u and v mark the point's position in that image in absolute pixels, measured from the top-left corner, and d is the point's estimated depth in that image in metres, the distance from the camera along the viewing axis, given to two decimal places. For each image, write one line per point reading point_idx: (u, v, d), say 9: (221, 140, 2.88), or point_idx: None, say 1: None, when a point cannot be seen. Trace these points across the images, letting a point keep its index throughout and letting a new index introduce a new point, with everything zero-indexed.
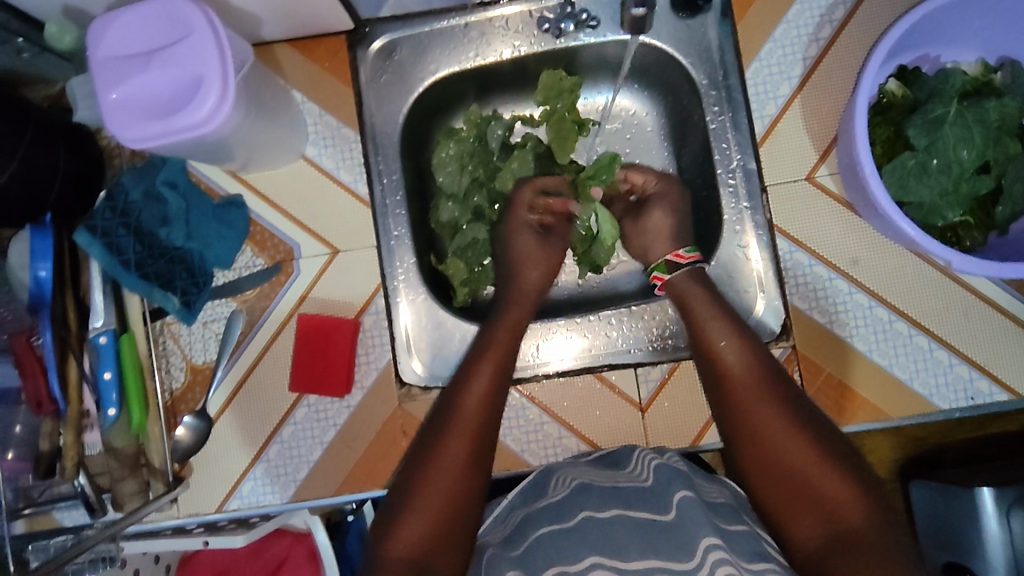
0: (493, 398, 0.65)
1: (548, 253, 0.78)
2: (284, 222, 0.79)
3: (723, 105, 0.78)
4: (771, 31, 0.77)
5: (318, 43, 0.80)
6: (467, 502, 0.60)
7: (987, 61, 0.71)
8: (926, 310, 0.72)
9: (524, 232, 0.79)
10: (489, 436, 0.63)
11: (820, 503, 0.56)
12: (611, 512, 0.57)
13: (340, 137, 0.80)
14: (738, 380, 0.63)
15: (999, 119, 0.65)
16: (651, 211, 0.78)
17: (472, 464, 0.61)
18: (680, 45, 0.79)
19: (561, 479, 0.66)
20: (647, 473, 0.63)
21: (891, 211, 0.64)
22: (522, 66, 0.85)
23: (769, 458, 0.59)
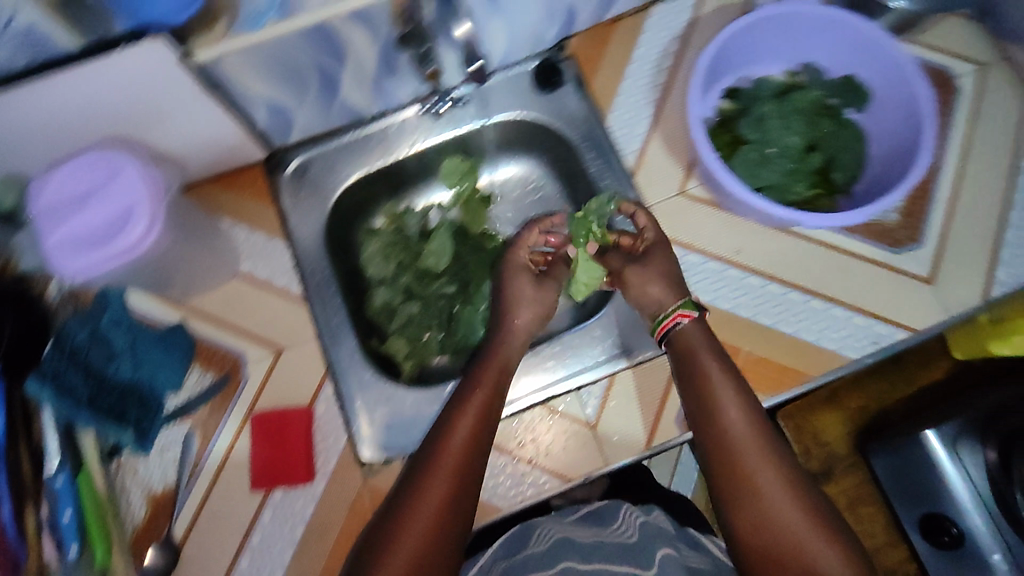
0: (478, 436, 0.69)
1: (543, 297, 0.83)
2: (227, 335, 0.84)
3: (595, 152, 0.90)
4: (619, 87, 0.92)
5: (239, 172, 0.90)
6: (442, 541, 0.64)
7: (791, 70, 0.86)
8: (811, 276, 0.82)
9: (523, 273, 0.84)
10: (472, 475, 0.67)
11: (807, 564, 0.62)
12: (596, 565, 0.66)
13: (269, 250, 0.87)
14: (738, 439, 0.68)
15: (806, 109, 0.80)
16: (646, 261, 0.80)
17: (451, 499, 0.65)
18: (548, 113, 0.93)
19: (544, 530, 0.75)
20: (632, 530, 0.73)
21: (750, 198, 0.74)
22: (425, 159, 0.97)
23: (765, 517, 0.64)
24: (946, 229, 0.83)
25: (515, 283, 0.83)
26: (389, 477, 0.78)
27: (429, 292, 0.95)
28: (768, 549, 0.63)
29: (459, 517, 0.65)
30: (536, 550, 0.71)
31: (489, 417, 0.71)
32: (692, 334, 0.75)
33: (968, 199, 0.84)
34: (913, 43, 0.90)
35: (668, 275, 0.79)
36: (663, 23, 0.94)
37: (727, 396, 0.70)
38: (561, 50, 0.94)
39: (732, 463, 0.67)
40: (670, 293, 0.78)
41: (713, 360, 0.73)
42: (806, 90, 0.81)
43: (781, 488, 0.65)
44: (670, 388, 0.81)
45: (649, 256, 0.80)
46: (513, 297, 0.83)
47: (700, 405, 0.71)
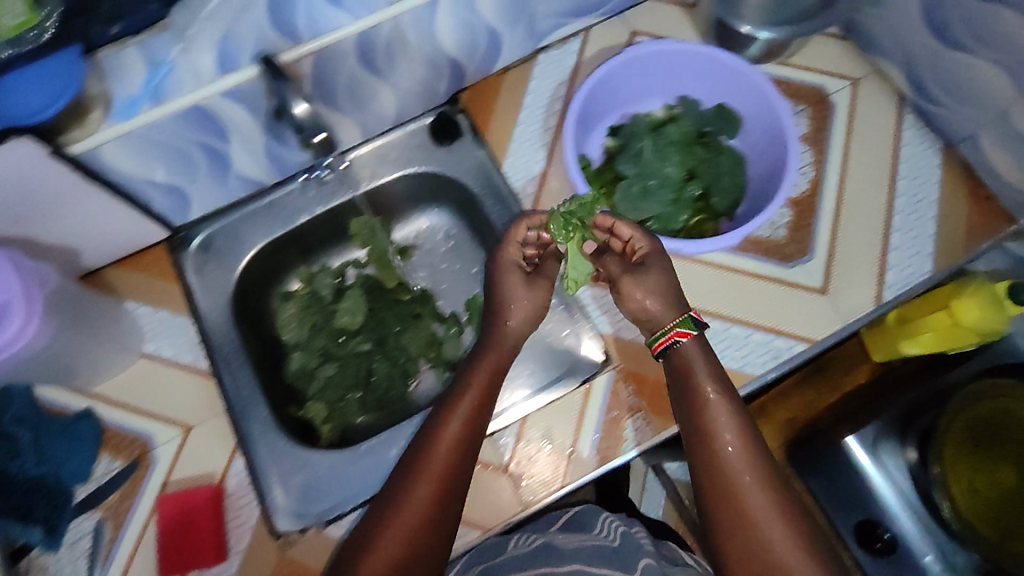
0: (463, 447, 0.69)
1: (533, 296, 0.81)
2: (136, 419, 0.83)
3: (494, 200, 0.93)
4: (512, 134, 0.95)
5: (142, 254, 0.91)
6: (420, 553, 0.64)
7: (670, 104, 0.89)
8: (710, 298, 0.83)
9: (513, 274, 0.81)
10: (454, 488, 0.67)
11: None
12: (574, 567, 0.66)
13: (175, 328, 0.87)
14: (731, 458, 0.66)
15: (680, 140, 0.83)
16: (647, 277, 0.77)
17: (431, 511, 0.65)
18: (447, 166, 0.95)
19: (524, 538, 0.75)
20: (614, 535, 0.73)
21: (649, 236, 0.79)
22: (334, 221, 0.98)
23: (753, 541, 0.62)
24: (833, 240, 0.85)
25: (505, 282, 0.81)
26: (306, 548, 0.78)
27: (347, 352, 0.94)
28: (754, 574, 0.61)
29: (436, 533, 0.65)
30: (514, 554, 0.71)
31: (474, 431, 0.71)
32: (691, 350, 0.73)
33: (852, 209, 0.86)
34: (786, 65, 0.94)
35: (667, 291, 0.76)
36: (549, 70, 0.97)
37: (721, 413, 0.69)
38: (455, 103, 0.96)
39: (725, 483, 0.65)
40: (670, 307, 0.76)
41: (710, 377, 0.71)
42: (679, 124, 0.84)
43: (773, 513, 0.63)
44: (582, 421, 0.81)
45: (649, 269, 0.76)
46: (505, 297, 0.80)
47: (695, 422, 0.70)
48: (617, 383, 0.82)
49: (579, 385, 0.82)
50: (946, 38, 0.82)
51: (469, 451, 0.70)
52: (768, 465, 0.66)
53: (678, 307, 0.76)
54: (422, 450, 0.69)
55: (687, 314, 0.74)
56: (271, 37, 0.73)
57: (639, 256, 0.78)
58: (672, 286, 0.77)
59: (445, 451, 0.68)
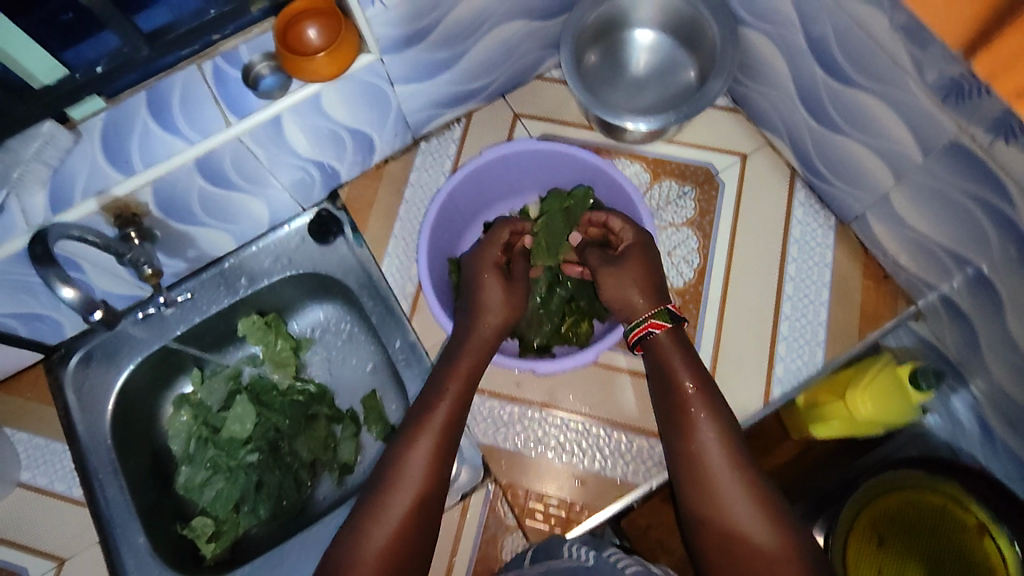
0: (443, 447, 0.68)
1: (510, 300, 0.76)
2: (10, 552, 0.82)
3: (376, 300, 0.90)
4: (391, 230, 0.93)
5: (22, 374, 0.90)
6: (407, 555, 0.62)
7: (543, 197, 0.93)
8: (589, 403, 0.81)
9: (492, 275, 0.77)
10: (438, 486, 0.66)
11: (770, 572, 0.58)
12: None
13: (50, 453, 0.86)
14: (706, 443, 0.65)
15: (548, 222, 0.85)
16: (627, 262, 0.75)
17: (417, 511, 0.64)
18: (328, 264, 0.92)
19: None
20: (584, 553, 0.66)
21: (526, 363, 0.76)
22: (221, 325, 0.96)
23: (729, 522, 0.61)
24: (719, 331, 0.81)
25: (483, 281, 0.76)
26: None
27: (237, 462, 0.92)
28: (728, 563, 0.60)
29: (413, 540, 0.63)
30: None
31: (452, 431, 0.69)
32: (667, 341, 0.72)
33: (737, 297, 0.83)
34: (672, 143, 0.90)
35: (644, 278, 0.74)
36: (430, 159, 0.96)
37: (697, 405, 0.67)
38: (334, 199, 0.96)
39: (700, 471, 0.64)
40: (646, 296, 0.73)
41: (686, 368, 0.70)
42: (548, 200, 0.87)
43: (747, 502, 0.61)
44: (458, 542, 0.77)
45: (627, 257, 0.75)
46: (483, 297, 0.76)
47: (672, 412, 0.69)
48: (496, 497, 0.79)
49: (456, 501, 0.78)
50: (820, 118, 0.78)
51: (447, 452, 0.68)
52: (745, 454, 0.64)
53: (655, 298, 0.74)
54: (401, 455, 0.67)
55: (664, 306, 0.72)
56: (104, 170, 0.72)
57: (626, 244, 0.77)
58: (651, 278, 0.75)
59: (426, 451, 0.67)
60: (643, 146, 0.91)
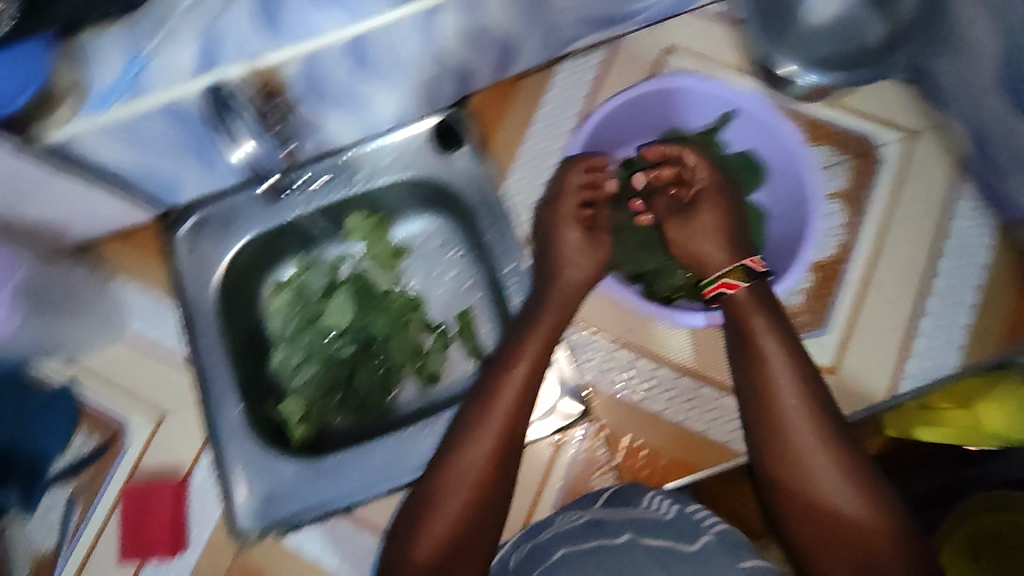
0: (518, 409, 0.69)
1: (594, 254, 0.77)
2: (112, 398, 0.85)
3: (492, 218, 0.87)
4: (521, 148, 0.91)
5: (137, 232, 0.91)
6: (486, 509, 0.65)
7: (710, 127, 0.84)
8: (702, 362, 0.81)
9: (571, 228, 0.77)
10: (514, 445, 0.68)
11: (845, 524, 0.61)
12: (631, 535, 0.66)
13: (162, 311, 0.88)
14: (783, 400, 0.65)
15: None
16: (700, 213, 0.77)
17: (494, 471, 0.66)
18: (449, 174, 0.89)
19: (568, 514, 0.72)
20: (663, 508, 0.70)
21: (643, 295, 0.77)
22: (329, 217, 0.95)
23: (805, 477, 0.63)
24: (854, 316, 0.78)
25: (562, 237, 0.77)
26: (262, 550, 0.80)
27: (331, 351, 0.94)
28: (820, 535, 0.62)
29: (492, 492, 0.66)
30: (561, 529, 0.70)
31: (529, 393, 0.70)
32: (745, 300, 0.71)
33: (880, 283, 0.78)
34: (836, 107, 0.83)
35: (719, 230, 0.76)
36: (571, 80, 0.90)
37: (777, 366, 0.67)
38: (462, 108, 0.91)
39: (777, 430, 0.65)
40: (726, 251, 0.76)
41: (765, 323, 0.69)
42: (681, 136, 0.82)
43: (826, 460, 0.63)
44: (550, 471, 0.80)
45: (699, 209, 0.77)
46: (564, 253, 0.77)
47: (750, 369, 0.69)
48: (593, 437, 0.80)
49: (554, 432, 0.80)
50: None
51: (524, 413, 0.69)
52: (829, 415, 0.65)
53: (734, 249, 0.76)
54: (467, 438, 0.67)
55: (740, 265, 0.73)
56: (255, 40, 0.66)
57: (699, 189, 0.78)
58: (728, 225, 0.77)
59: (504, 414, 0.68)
60: (803, 106, 0.84)
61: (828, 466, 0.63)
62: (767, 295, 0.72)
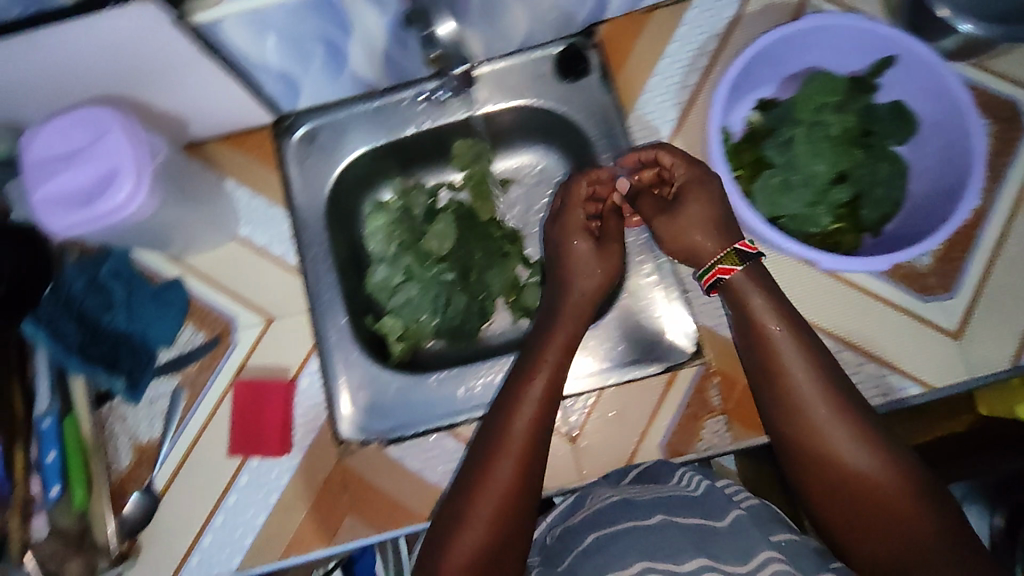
0: (541, 412, 0.66)
1: (607, 264, 0.74)
2: (221, 297, 0.85)
3: (612, 152, 0.84)
4: (646, 84, 0.85)
5: (248, 135, 0.89)
6: (521, 518, 0.63)
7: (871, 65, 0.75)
8: (825, 316, 0.78)
9: (582, 237, 0.75)
10: (541, 450, 0.65)
11: (883, 510, 0.59)
12: (657, 518, 0.62)
13: (271, 216, 0.87)
14: (800, 388, 0.63)
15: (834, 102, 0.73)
16: (686, 204, 0.70)
17: (524, 482, 0.64)
18: (570, 104, 0.87)
19: (603, 493, 0.70)
20: (694, 484, 0.68)
21: (772, 234, 0.69)
22: (436, 139, 0.93)
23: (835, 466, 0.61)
24: (982, 282, 0.77)
25: (572, 248, 0.74)
26: (363, 459, 0.80)
27: (429, 276, 0.92)
28: (859, 521, 0.59)
29: (525, 497, 0.63)
30: (588, 512, 0.67)
31: (552, 397, 0.68)
32: (746, 286, 0.68)
33: (1010, 252, 0.78)
34: (979, 68, 0.81)
35: (710, 218, 0.70)
36: (703, 15, 0.85)
37: (791, 353, 0.64)
38: (589, 36, 0.87)
39: (798, 422, 0.63)
40: (719, 239, 0.69)
41: (773, 310, 0.66)
42: (830, 76, 0.73)
43: (853, 447, 0.60)
44: (659, 410, 0.78)
45: (684, 201, 0.71)
46: (574, 263, 0.74)
47: (760, 361, 0.66)
48: (702, 380, 0.79)
49: (663, 371, 0.79)
50: None
51: (549, 418, 0.67)
52: (844, 398, 0.62)
53: (725, 236, 0.69)
54: (474, 492, 0.63)
55: (731, 248, 0.68)
56: None
57: (682, 183, 0.72)
58: (717, 209, 0.70)
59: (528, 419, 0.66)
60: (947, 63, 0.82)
61: (853, 451, 0.60)
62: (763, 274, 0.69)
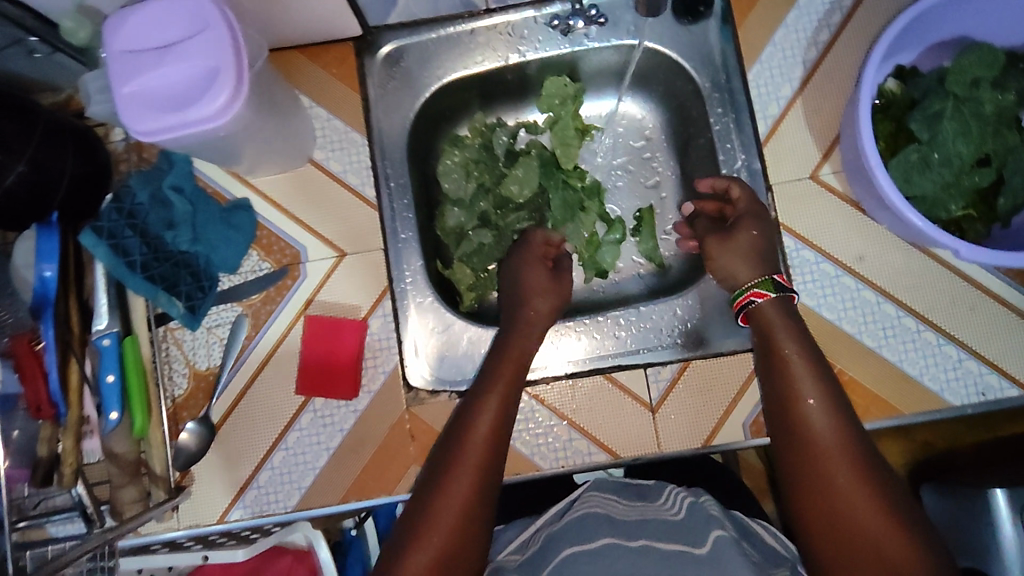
0: (502, 422, 0.66)
1: (557, 287, 0.79)
2: (290, 224, 0.80)
3: (726, 107, 0.77)
4: (771, 36, 0.78)
5: (328, 49, 0.82)
6: (475, 531, 0.60)
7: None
8: (936, 307, 0.73)
9: (536, 266, 0.79)
10: (497, 461, 0.64)
11: (876, 555, 0.54)
12: (640, 540, 0.60)
13: (348, 141, 0.81)
14: (811, 419, 0.60)
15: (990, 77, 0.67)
16: (737, 233, 0.72)
17: (481, 491, 0.62)
18: (683, 50, 0.79)
19: (599, 497, 0.68)
20: (678, 506, 0.66)
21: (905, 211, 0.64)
22: (525, 74, 0.85)
23: (833, 502, 0.57)
24: None
25: (529, 273, 0.79)
26: (432, 409, 0.77)
27: (506, 224, 0.86)
28: (848, 564, 0.55)
29: (481, 509, 0.61)
30: (568, 521, 0.65)
31: (509, 407, 0.68)
32: (772, 310, 0.68)
33: None
34: None
35: (752, 251, 0.71)
36: None
37: (803, 383, 0.62)
38: None
39: (799, 454, 0.60)
40: (755, 270, 0.70)
41: (791, 340, 0.65)
42: (989, 47, 0.66)
43: (859, 485, 0.57)
44: (745, 388, 0.75)
45: (736, 229, 0.72)
46: (528, 287, 0.78)
47: (775, 389, 0.64)
48: None
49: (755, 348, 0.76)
50: None
51: (507, 428, 0.67)
52: (851, 436, 0.59)
53: (763, 267, 0.71)
54: (433, 495, 0.61)
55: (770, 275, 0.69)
56: None
57: (739, 215, 0.73)
58: (764, 247, 0.72)
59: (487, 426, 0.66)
60: None
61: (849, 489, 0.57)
62: (793, 308, 0.69)
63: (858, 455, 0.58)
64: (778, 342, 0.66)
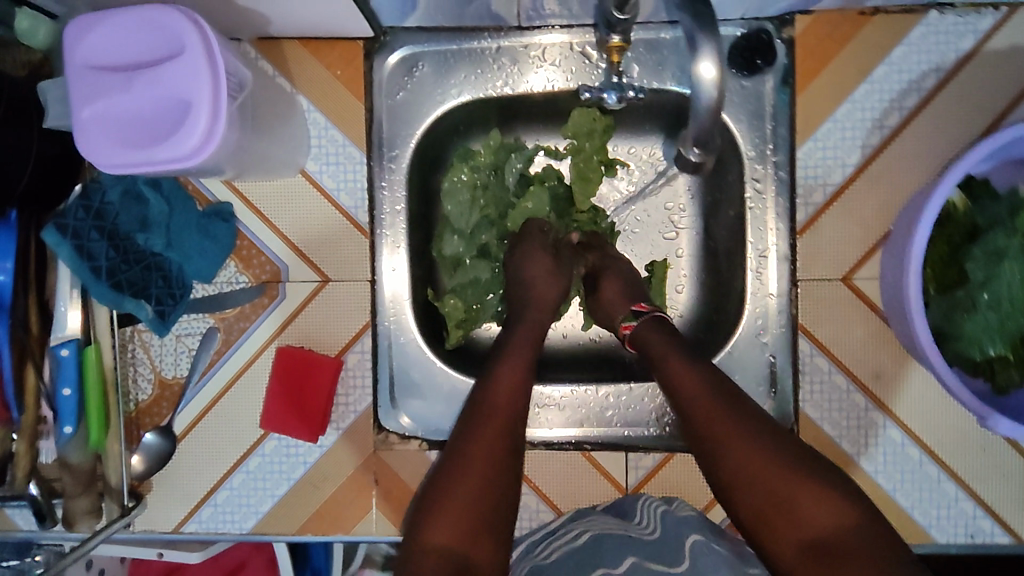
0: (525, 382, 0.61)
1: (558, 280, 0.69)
2: (273, 239, 0.74)
3: (767, 181, 0.70)
4: (832, 109, 0.68)
5: (334, 44, 0.73)
6: (506, 503, 0.54)
7: None
8: (944, 440, 0.68)
9: (536, 251, 0.70)
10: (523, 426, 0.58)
11: (795, 513, 0.51)
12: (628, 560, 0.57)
13: (345, 156, 0.73)
14: (689, 403, 0.58)
15: None
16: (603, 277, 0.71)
17: (507, 457, 0.56)
18: (735, 109, 0.69)
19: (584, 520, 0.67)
20: (651, 524, 0.64)
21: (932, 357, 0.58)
22: (555, 101, 0.76)
23: (731, 468, 0.54)
24: None
25: (528, 251, 0.71)
26: (400, 455, 0.74)
27: None
28: (769, 528, 0.52)
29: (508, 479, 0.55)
30: (554, 552, 0.62)
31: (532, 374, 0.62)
32: (647, 333, 0.64)
33: None
34: None
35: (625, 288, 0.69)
36: (933, 41, 0.67)
37: (682, 364, 0.60)
38: (782, 26, 0.68)
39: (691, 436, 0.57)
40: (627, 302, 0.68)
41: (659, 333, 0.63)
42: None
43: (756, 452, 0.54)
44: None
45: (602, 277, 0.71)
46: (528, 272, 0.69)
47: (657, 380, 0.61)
48: None
49: None
50: None
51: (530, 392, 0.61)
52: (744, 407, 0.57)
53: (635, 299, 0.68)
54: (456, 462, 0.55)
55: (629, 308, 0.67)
56: None
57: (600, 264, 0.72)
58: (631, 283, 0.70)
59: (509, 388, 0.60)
60: None
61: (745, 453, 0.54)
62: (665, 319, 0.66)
63: (753, 423, 0.56)
64: (651, 340, 0.63)
